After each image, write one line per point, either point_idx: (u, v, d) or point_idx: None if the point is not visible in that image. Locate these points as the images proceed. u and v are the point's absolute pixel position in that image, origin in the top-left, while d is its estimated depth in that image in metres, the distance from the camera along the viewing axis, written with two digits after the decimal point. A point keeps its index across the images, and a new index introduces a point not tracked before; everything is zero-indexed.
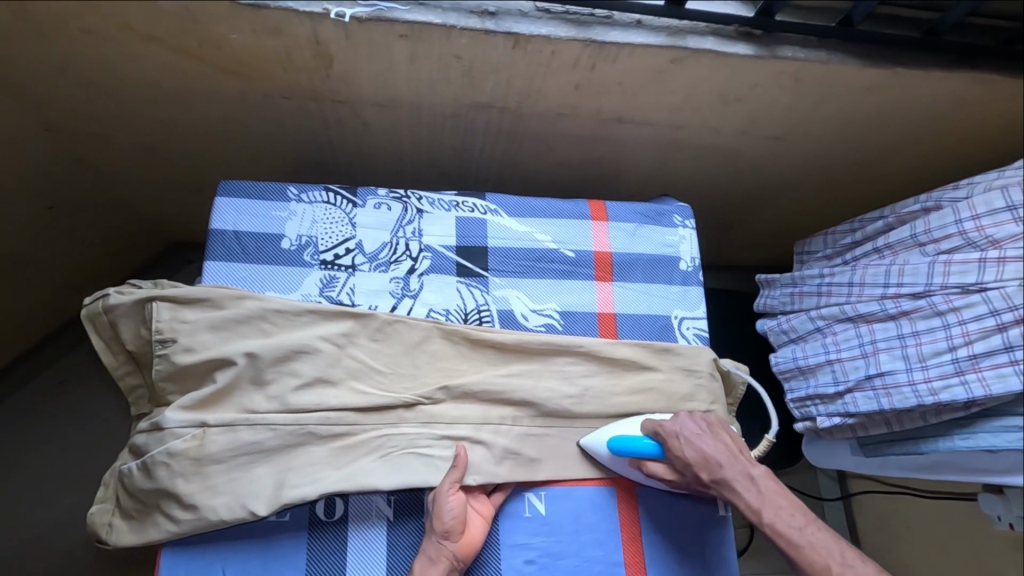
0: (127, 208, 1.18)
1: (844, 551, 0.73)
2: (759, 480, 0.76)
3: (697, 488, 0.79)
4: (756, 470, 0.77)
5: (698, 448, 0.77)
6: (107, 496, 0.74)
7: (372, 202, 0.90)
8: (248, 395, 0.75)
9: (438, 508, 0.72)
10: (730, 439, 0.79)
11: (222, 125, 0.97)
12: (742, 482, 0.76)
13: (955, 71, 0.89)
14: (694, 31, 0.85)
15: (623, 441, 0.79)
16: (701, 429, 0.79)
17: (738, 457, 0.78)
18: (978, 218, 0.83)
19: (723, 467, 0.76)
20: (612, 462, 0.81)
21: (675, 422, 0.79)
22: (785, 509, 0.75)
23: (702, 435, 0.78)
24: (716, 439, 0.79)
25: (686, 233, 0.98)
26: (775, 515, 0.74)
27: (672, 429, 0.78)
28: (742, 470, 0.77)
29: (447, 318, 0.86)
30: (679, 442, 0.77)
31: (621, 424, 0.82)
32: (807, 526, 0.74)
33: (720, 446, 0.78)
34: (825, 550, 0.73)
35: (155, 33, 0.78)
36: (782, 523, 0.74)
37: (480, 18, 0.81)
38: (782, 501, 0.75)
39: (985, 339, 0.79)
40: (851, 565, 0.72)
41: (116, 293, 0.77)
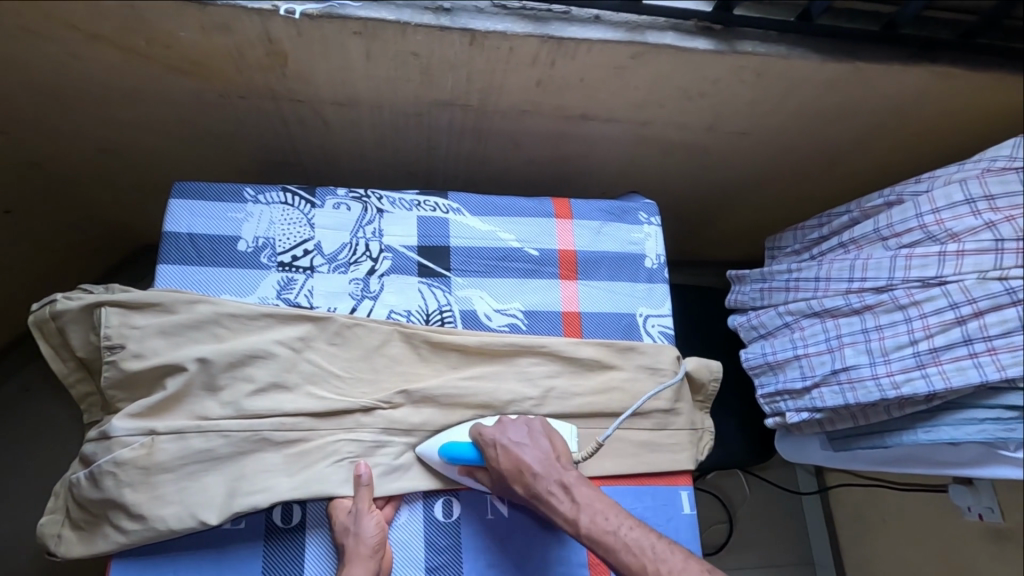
0: (87, 211, 1.15)
1: (657, 547, 0.71)
2: (573, 488, 0.74)
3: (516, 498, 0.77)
4: (569, 477, 0.75)
5: (514, 456, 0.74)
6: (56, 506, 0.72)
7: (331, 202, 0.89)
8: (201, 402, 0.74)
9: (359, 526, 0.71)
10: (549, 445, 0.77)
11: (179, 126, 0.95)
12: (555, 492, 0.74)
13: (914, 65, 0.89)
14: (654, 26, 0.84)
15: (453, 446, 0.76)
16: (521, 436, 0.77)
17: (553, 465, 0.76)
18: (938, 211, 0.83)
19: (537, 477, 0.74)
20: (446, 469, 0.77)
21: (497, 427, 0.77)
22: (598, 514, 0.73)
23: (522, 442, 0.76)
24: (535, 445, 0.77)
25: (651, 231, 0.98)
26: (591, 523, 0.72)
27: (490, 438, 0.76)
28: (556, 479, 0.75)
29: (409, 320, 0.85)
30: (496, 450, 0.75)
31: (458, 430, 0.79)
32: (621, 527, 0.72)
33: (536, 453, 0.76)
34: (639, 549, 0.71)
35: (101, 31, 0.76)
36: (599, 529, 0.72)
37: (435, 15, 0.80)
38: (597, 506, 0.73)
39: (945, 332, 0.79)
40: (663, 560, 0.71)
41: (64, 298, 0.74)
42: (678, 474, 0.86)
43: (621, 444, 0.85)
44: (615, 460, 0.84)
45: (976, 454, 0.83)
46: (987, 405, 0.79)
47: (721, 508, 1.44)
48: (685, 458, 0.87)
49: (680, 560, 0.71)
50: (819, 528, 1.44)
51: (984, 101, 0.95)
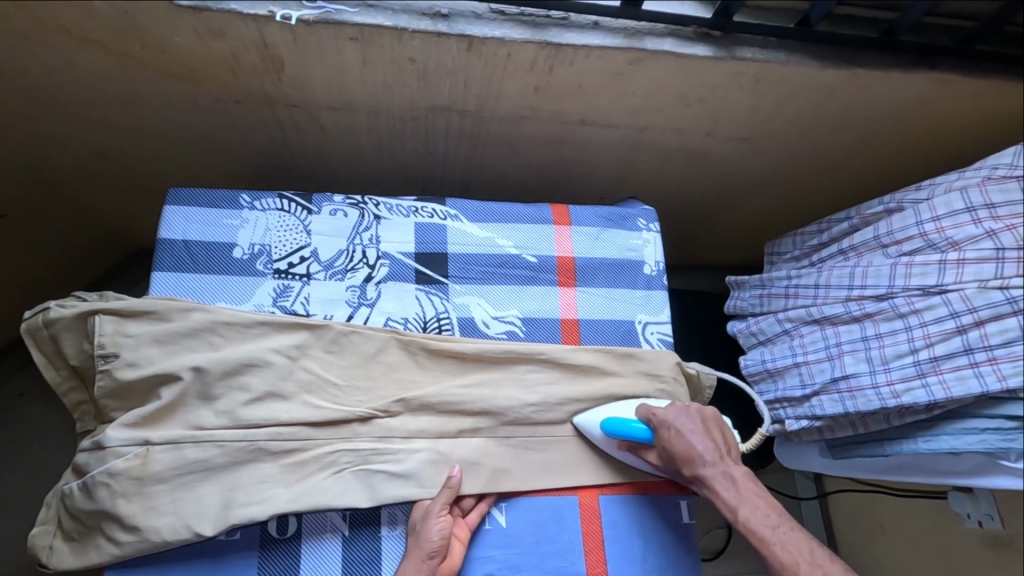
0: (82, 216, 1.15)
1: (816, 552, 0.72)
2: (739, 480, 0.75)
3: (679, 477, 0.79)
4: (739, 469, 0.76)
5: (687, 441, 0.76)
6: (48, 517, 0.71)
7: (328, 208, 0.88)
8: (196, 411, 0.73)
9: (423, 525, 0.73)
10: (721, 436, 0.79)
11: (175, 131, 0.95)
12: (720, 480, 0.76)
13: (913, 71, 0.88)
14: (652, 32, 0.84)
15: (616, 424, 0.80)
16: (694, 424, 0.78)
17: (723, 456, 0.77)
18: (938, 219, 0.82)
19: (707, 464, 0.76)
20: (604, 444, 0.82)
21: (669, 411, 0.79)
22: (760, 509, 0.74)
23: (696, 430, 0.78)
24: (707, 434, 0.78)
25: (650, 237, 0.97)
26: (750, 514, 0.74)
27: (664, 421, 0.78)
28: (725, 469, 0.76)
29: (406, 327, 0.85)
30: (670, 433, 0.77)
31: (617, 409, 0.83)
32: (781, 526, 0.73)
33: (709, 442, 0.77)
34: (795, 549, 0.72)
35: (94, 36, 0.76)
36: (758, 522, 0.73)
37: (432, 20, 0.79)
38: (761, 502, 0.75)
39: (946, 341, 0.79)
40: (819, 566, 0.71)
41: (57, 306, 0.73)
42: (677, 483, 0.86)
43: None
44: (614, 469, 0.83)
45: (977, 464, 0.83)
46: (988, 415, 0.78)
47: None
48: None
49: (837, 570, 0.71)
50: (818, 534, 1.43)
51: (984, 108, 0.95)
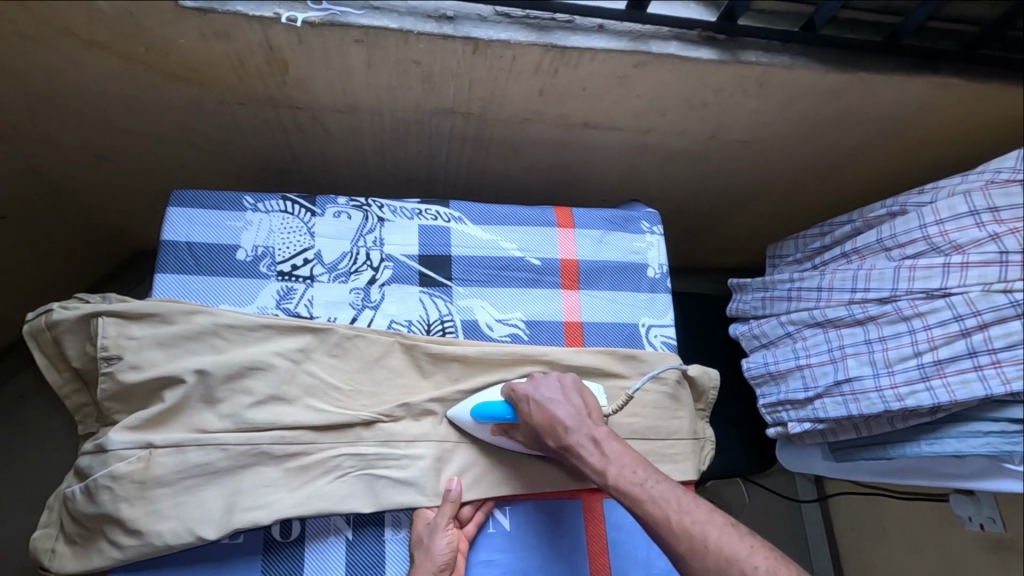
0: (83, 217, 1.14)
1: (682, 500, 0.69)
2: (603, 442, 0.73)
3: (549, 452, 0.76)
4: (601, 431, 0.74)
5: (547, 411, 0.75)
6: (50, 520, 0.71)
7: (331, 210, 0.88)
8: (199, 414, 0.73)
9: (430, 540, 0.72)
10: (582, 402, 0.77)
11: (177, 132, 0.94)
12: (585, 445, 0.73)
13: (916, 76, 0.89)
14: (657, 36, 0.84)
15: (485, 407, 0.77)
16: (554, 393, 0.77)
17: (585, 419, 0.75)
18: (941, 223, 0.82)
19: (569, 431, 0.74)
20: (477, 430, 0.79)
21: (530, 384, 0.77)
22: (627, 466, 0.71)
23: (555, 399, 0.76)
24: (568, 402, 0.76)
25: (654, 240, 0.97)
26: (618, 473, 0.71)
27: (523, 394, 0.76)
28: (587, 432, 0.74)
29: (410, 330, 0.84)
30: (530, 405, 0.75)
31: (488, 393, 0.80)
32: (647, 480, 0.70)
33: (569, 409, 0.75)
34: (664, 501, 0.69)
35: (99, 37, 0.75)
36: (625, 481, 0.70)
37: (438, 23, 0.79)
38: (626, 459, 0.72)
39: (950, 344, 0.79)
40: (687, 512, 0.68)
41: (59, 307, 0.73)
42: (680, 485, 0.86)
43: None
44: None
45: (980, 467, 0.83)
46: (992, 417, 0.78)
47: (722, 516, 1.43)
48: (688, 469, 0.86)
49: (704, 512, 0.69)
50: (819, 536, 1.43)
51: (985, 112, 0.95)
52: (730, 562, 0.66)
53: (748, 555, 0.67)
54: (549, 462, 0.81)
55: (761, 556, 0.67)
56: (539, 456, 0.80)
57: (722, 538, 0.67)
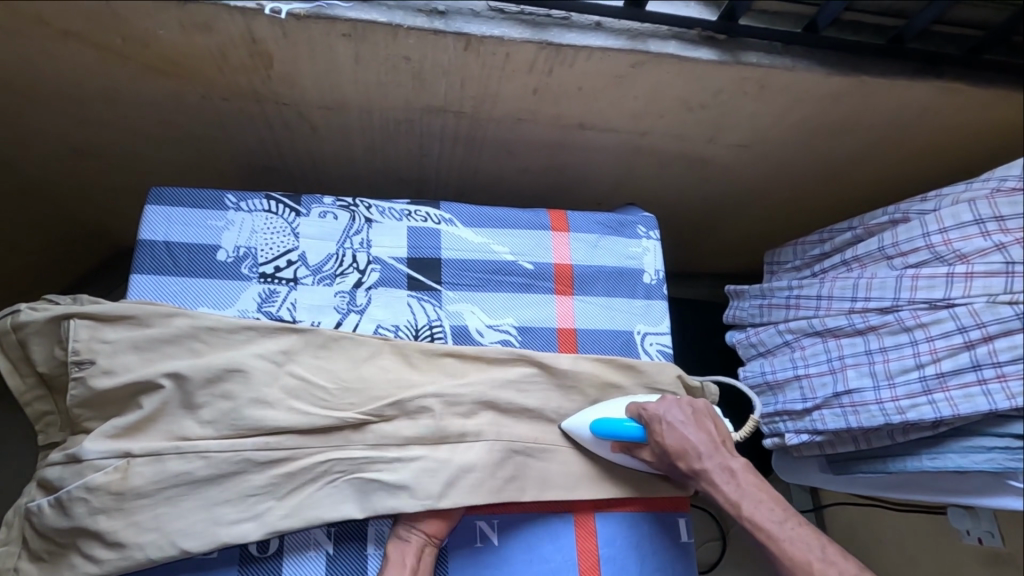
0: (61, 215, 1.10)
1: (824, 547, 0.72)
2: (738, 473, 0.75)
3: (676, 473, 0.79)
4: (736, 461, 0.76)
5: (680, 435, 0.76)
6: (13, 536, 0.67)
7: (317, 210, 0.85)
8: (176, 422, 0.69)
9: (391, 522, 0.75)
10: (714, 428, 0.79)
11: (159, 128, 0.91)
12: (719, 473, 0.75)
13: (920, 80, 0.87)
14: (655, 35, 0.82)
15: (606, 424, 0.77)
16: (686, 416, 0.78)
17: (719, 448, 0.77)
18: (945, 231, 0.80)
19: (701, 456, 0.76)
20: (596, 446, 0.79)
21: (661, 405, 0.78)
22: (763, 503, 0.73)
23: (686, 423, 0.77)
24: (700, 428, 0.78)
25: (650, 245, 0.94)
26: (754, 509, 0.73)
27: (656, 414, 0.77)
28: (721, 461, 0.76)
29: (397, 335, 0.82)
30: (663, 428, 0.76)
31: (604, 408, 0.80)
32: (786, 521, 0.73)
33: (702, 435, 0.77)
34: (805, 545, 0.71)
35: (73, 27, 0.72)
36: (761, 517, 0.73)
37: (428, 18, 0.76)
38: (762, 495, 0.74)
39: (953, 356, 0.77)
40: (831, 561, 0.70)
41: (28, 309, 0.69)
42: (676, 499, 0.83)
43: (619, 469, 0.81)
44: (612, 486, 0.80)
45: (984, 483, 0.80)
46: (997, 433, 0.76)
47: None
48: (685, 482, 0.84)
49: (849, 565, 0.70)
50: None
51: (989, 119, 0.94)
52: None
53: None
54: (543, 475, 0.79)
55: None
56: (660, 474, 0.82)
57: None
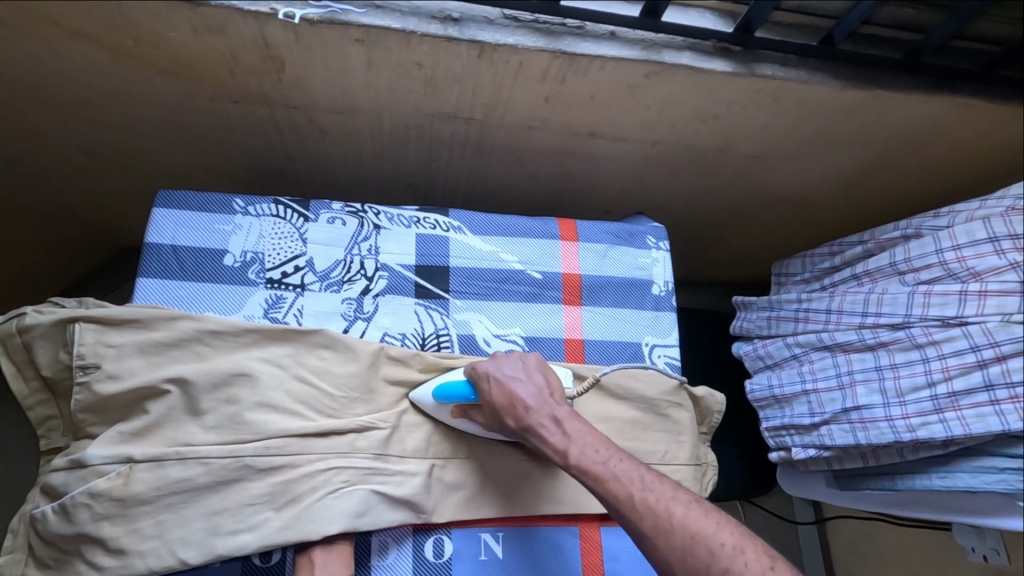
0: (66, 215, 1.10)
1: (646, 478, 0.69)
2: (565, 421, 0.72)
3: (510, 435, 0.75)
4: (561, 409, 0.73)
5: (507, 389, 0.73)
6: (17, 544, 0.66)
7: (325, 216, 0.84)
8: (180, 426, 0.68)
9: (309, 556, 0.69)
10: (545, 381, 0.76)
11: (167, 129, 0.91)
12: (547, 424, 0.72)
13: (936, 95, 0.86)
14: (670, 45, 0.81)
15: (447, 388, 0.74)
16: (516, 371, 0.75)
17: (548, 398, 0.74)
18: (959, 248, 0.79)
19: (528, 410, 0.72)
20: (438, 412, 0.76)
21: (491, 362, 0.75)
22: (589, 445, 0.71)
23: (516, 376, 0.74)
24: (530, 380, 0.75)
25: (659, 256, 0.94)
26: (580, 452, 0.70)
27: (485, 371, 0.74)
28: (549, 412, 0.73)
29: (403, 343, 0.81)
30: (490, 383, 0.73)
31: (449, 373, 0.78)
32: (611, 459, 0.70)
33: (530, 388, 0.74)
34: (627, 479, 0.68)
35: (85, 28, 0.72)
36: (587, 460, 0.70)
37: (442, 24, 0.76)
38: (588, 439, 0.71)
39: (965, 375, 0.76)
40: (650, 489, 0.68)
41: (34, 312, 0.69)
42: None
43: None
44: None
45: (993, 502, 0.80)
46: (1008, 454, 0.75)
47: None
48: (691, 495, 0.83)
49: (669, 490, 0.68)
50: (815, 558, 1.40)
51: (1003, 135, 0.93)
52: (695, 538, 0.64)
53: (713, 531, 0.65)
54: (549, 487, 0.78)
55: (726, 531, 0.66)
56: (504, 439, 0.79)
57: (689, 513, 0.66)
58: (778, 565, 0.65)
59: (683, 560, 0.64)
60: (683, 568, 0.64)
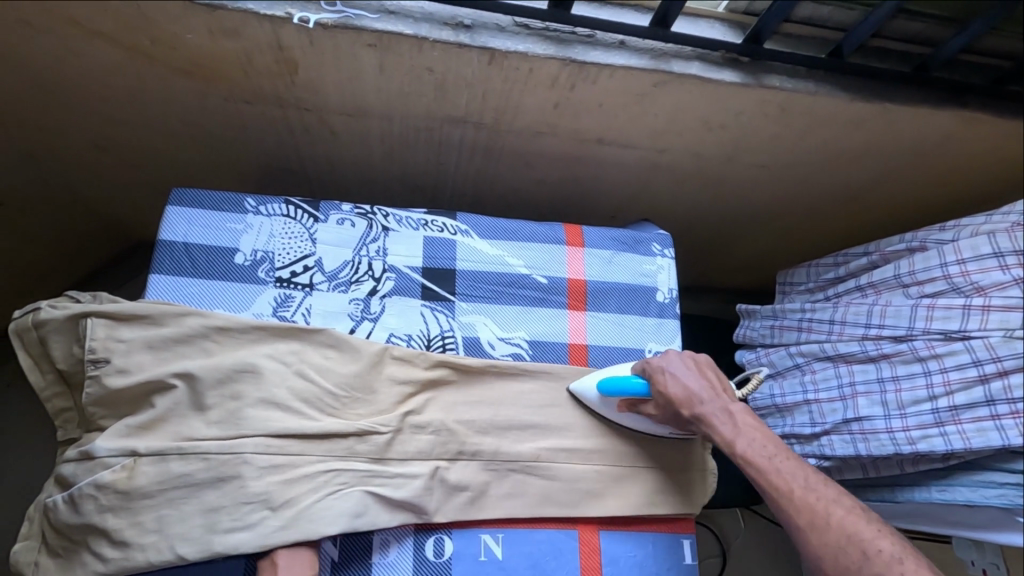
0: (80, 208, 1.11)
1: (810, 479, 0.72)
2: (737, 415, 0.75)
3: (678, 423, 0.78)
4: (734, 404, 0.76)
5: (683, 382, 0.76)
6: (30, 532, 0.68)
7: (335, 217, 0.85)
8: (186, 421, 0.70)
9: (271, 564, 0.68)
10: (715, 378, 0.79)
11: (181, 127, 0.92)
12: (718, 416, 0.75)
13: (944, 109, 0.86)
14: (679, 55, 0.82)
15: (614, 382, 0.79)
16: (689, 366, 0.79)
17: (719, 393, 0.77)
18: (963, 262, 0.79)
19: (702, 402, 0.75)
20: (602, 405, 0.82)
21: (664, 357, 0.79)
22: (758, 441, 0.73)
23: (688, 371, 0.78)
24: (701, 376, 0.78)
25: (664, 263, 0.94)
26: (748, 446, 0.73)
27: (661, 366, 0.78)
28: (722, 405, 0.75)
29: (409, 344, 0.82)
30: (666, 375, 0.77)
31: (613, 369, 0.82)
32: (778, 456, 0.72)
33: (705, 382, 0.77)
34: (791, 476, 0.71)
35: (105, 29, 0.73)
36: (754, 453, 0.73)
37: (454, 31, 0.77)
38: (756, 434, 0.74)
39: (966, 390, 0.76)
40: (814, 490, 0.70)
41: (48, 306, 0.71)
42: (681, 521, 0.84)
43: (624, 487, 0.81)
44: (617, 504, 0.80)
45: (993, 517, 0.79)
46: (1007, 469, 0.75)
47: (715, 541, 1.30)
48: (689, 501, 0.83)
49: (832, 492, 0.70)
50: None
51: (1010, 149, 0.93)
52: (850, 539, 0.68)
53: (873, 538, 0.68)
54: (549, 490, 0.79)
55: (885, 540, 0.68)
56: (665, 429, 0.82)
57: (850, 518, 0.69)
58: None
59: (837, 557, 0.67)
60: (835, 564, 0.67)
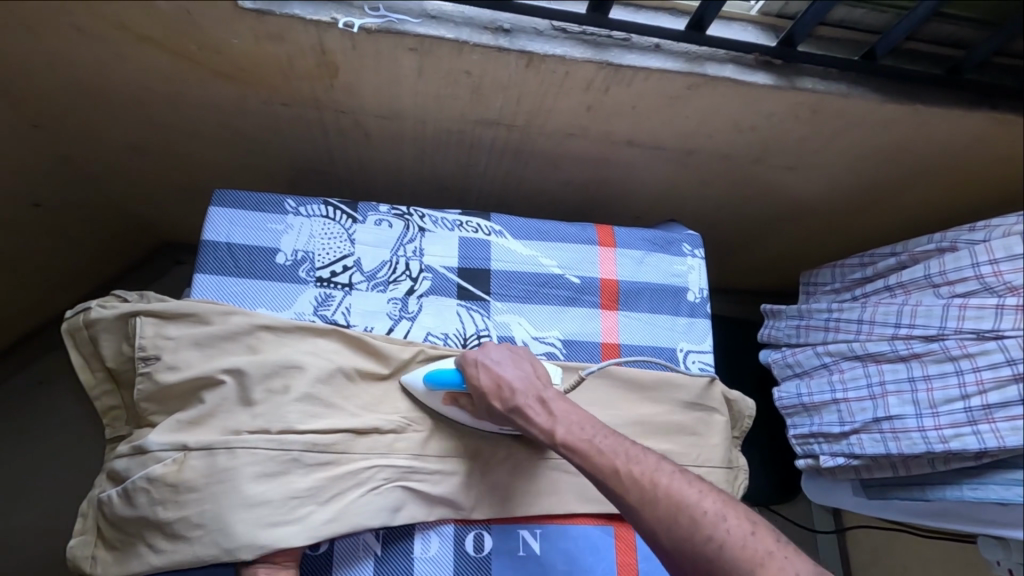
0: (113, 207, 1.13)
1: (632, 454, 0.72)
2: (551, 403, 0.75)
3: (497, 422, 0.76)
4: (549, 392, 0.75)
5: (494, 373, 0.75)
6: (86, 527, 0.70)
7: (372, 218, 0.87)
8: (231, 416, 0.70)
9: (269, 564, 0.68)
10: (531, 368, 0.78)
11: (219, 129, 0.94)
12: (533, 406, 0.74)
13: (974, 111, 0.87)
14: (713, 58, 0.83)
15: (437, 374, 0.76)
16: (503, 358, 0.77)
17: (535, 382, 0.76)
18: (996, 262, 0.80)
19: (515, 392, 0.74)
20: (429, 399, 0.77)
21: (478, 350, 0.77)
22: (575, 425, 0.73)
23: (502, 363, 0.76)
24: (516, 366, 0.77)
25: (695, 263, 0.95)
26: (566, 431, 0.73)
27: (472, 358, 0.76)
28: (535, 393, 0.75)
29: (446, 343, 0.83)
30: (476, 369, 0.75)
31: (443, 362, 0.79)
32: (597, 436, 0.72)
33: (517, 372, 0.76)
34: (612, 455, 0.71)
35: (154, 34, 0.75)
36: (573, 437, 0.72)
37: (493, 35, 0.78)
38: (573, 418, 0.74)
39: (1000, 389, 0.77)
40: (636, 462, 0.70)
41: (98, 306, 0.73)
42: None
43: None
44: None
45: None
46: None
47: None
48: None
49: (653, 462, 0.71)
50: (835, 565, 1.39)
51: None
52: (678, 507, 0.67)
53: (697, 500, 0.68)
54: (585, 487, 0.80)
55: (709, 500, 0.69)
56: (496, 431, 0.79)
57: (672, 483, 0.69)
58: (761, 530, 0.68)
59: (669, 529, 0.67)
60: (667, 535, 0.66)
